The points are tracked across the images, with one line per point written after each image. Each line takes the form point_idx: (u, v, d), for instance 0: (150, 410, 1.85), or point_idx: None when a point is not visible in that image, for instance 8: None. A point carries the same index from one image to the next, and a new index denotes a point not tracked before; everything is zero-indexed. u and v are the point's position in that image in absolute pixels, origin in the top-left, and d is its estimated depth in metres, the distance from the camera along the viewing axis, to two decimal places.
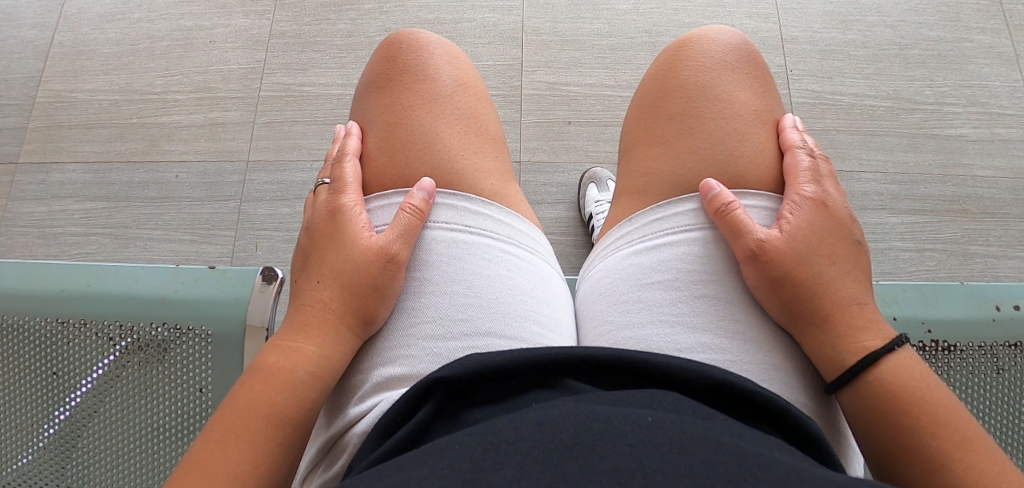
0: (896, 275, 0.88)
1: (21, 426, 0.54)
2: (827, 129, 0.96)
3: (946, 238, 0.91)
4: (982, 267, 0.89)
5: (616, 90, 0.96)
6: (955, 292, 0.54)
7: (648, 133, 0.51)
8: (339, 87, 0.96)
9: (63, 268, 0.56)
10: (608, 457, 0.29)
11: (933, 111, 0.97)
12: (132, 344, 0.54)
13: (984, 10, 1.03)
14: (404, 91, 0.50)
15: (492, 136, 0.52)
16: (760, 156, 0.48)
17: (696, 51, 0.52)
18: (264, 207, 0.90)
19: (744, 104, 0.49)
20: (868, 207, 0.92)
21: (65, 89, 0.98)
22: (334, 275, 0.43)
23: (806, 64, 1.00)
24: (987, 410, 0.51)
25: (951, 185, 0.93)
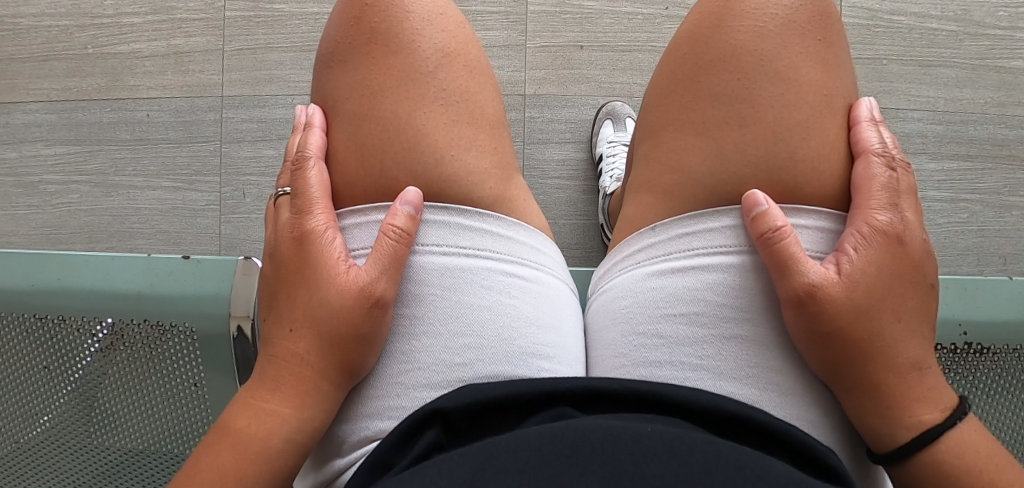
0: None
1: (19, 421, 0.52)
2: (877, 58, 0.84)
3: (986, 189, 0.84)
4: (1017, 219, 0.84)
5: (638, 5, 0.83)
6: (999, 286, 0.49)
7: (683, 117, 0.43)
8: (315, 4, 0.84)
9: (32, 260, 0.53)
10: (608, 465, 0.27)
11: (1004, 36, 0.85)
12: (117, 339, 0.51)
13: None
14: (384, 67, 0.42)
15: (489, 119, 0.44)
16: (826, 160, 0.41)
17: (750, 8, 0.42)
18: (247, 148, 0.84)
19: (808, 87, 0.41)
20: (907, 152, 0.84)
21: (6, 14, 0.88)
22: (309, 319, 0.38)
23: None
24: (1008, 413, 0.49)
25: (1006, 127, 0.84)
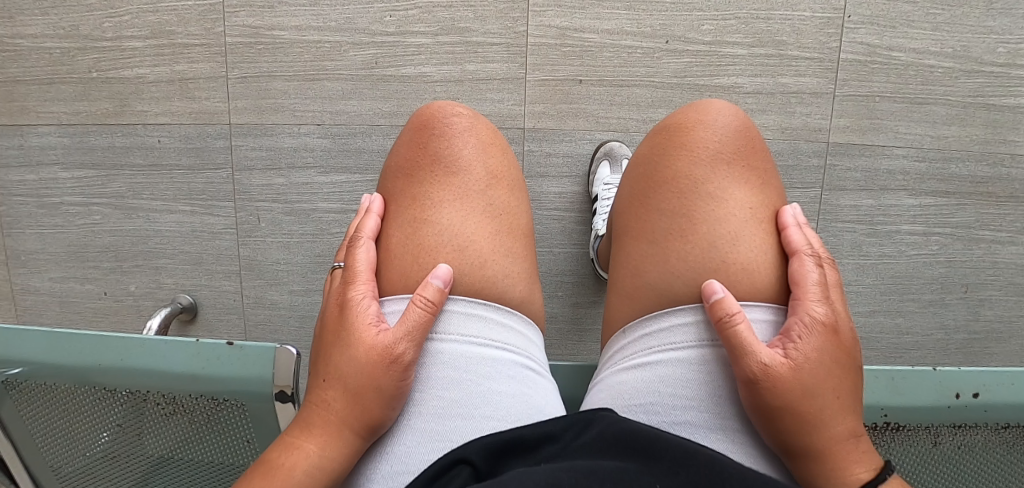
0: (896, 256, 0.97)
1: (106, 464, 0.62)
2: (871, 95, 0.94)
3: (960, 222, 0.97)
4: (984, 251, 0.98)
5: (638, 40, 0.85)
6: (925, 377, 0.56)
7: (643, 224, 0.54)
8: (316, 32, 0.84)
9: (88, 340, 0.57)
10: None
11: (998, 74, 0.95)
12: (178, 407, 0.59)
13: None
14: (431, 185, 0.55)
15: (521, 230, 0.56)
16: (754, 260, 0.50)
17: (698, 138, 0.54)
18: (259, 176, 0.89)
19: (739, 204, 0.52)
20: (890, 187, 0.96)
21: (6, 34, 0.88)
22: (341, 376, 0.45)
23: (868, 7, 0.92)
24: (915, 471, 0.59)
25: (987, 164, 0.96)
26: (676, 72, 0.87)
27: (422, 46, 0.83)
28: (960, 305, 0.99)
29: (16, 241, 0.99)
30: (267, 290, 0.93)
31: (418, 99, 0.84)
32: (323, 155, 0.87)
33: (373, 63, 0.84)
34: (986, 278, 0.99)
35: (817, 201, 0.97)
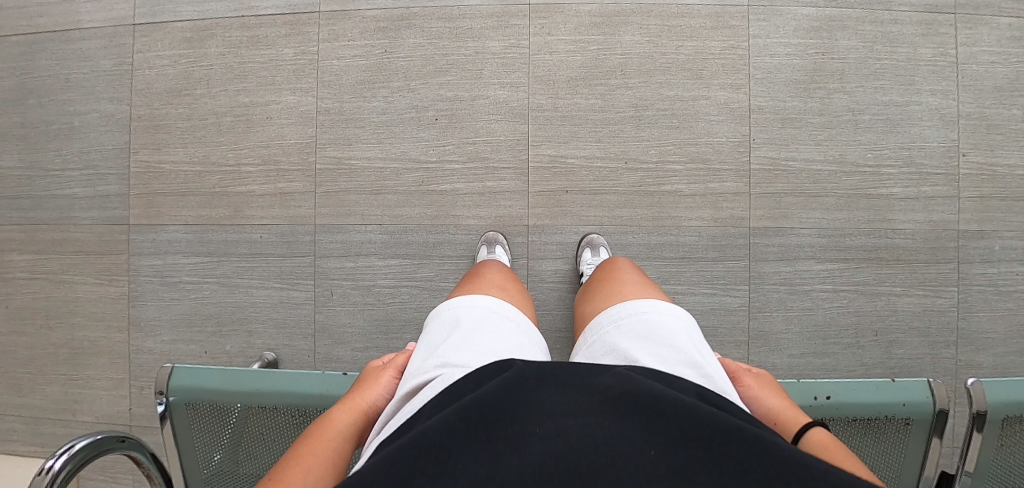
0: (814, 309, 1.28)
1: (247, 462, 0.94)
2: (777, 193, 1.28)
3: (861, 280, 1.28)
4: (885, 302, 1.29)
5: (606, 161, 1.22)
6: (792, 387, 0.90)
7: (589, 292, 0.91)
8: (380, 160, 1.19)
9: (254, 374, 0.92)
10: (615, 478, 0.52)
11: (871, 173, 1.29)
12: (305, 417, 0.93)
13: (938, 73, 1.30)
14: (469, 276, 0.95)
15: (526, 297, 0.92)
16: (650, 290, 0.85)
17: (613, 261, 0.98)
18: (334, 261, 1.21)
19: (635, 276, 0.91)
20: (801, 257, 1.28)
21: (153, 160, 1.24)
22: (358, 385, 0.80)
23: (766, 132, 1.28)
24: None
25: (875, 237, 1.29)
26: (637, 182, 1.23)
27: (456, 172, 1.19)
28: (874, 347, 1.28)
29: (140, 310, 1.27)
30: (333, 348, 1.21)
31: (452, 206, 1.19)
32: (382, 246, 1.20)
33: (423, 179, 1.19)
34: (890, 324, 1.28)
35: (748, 269, 1.28)
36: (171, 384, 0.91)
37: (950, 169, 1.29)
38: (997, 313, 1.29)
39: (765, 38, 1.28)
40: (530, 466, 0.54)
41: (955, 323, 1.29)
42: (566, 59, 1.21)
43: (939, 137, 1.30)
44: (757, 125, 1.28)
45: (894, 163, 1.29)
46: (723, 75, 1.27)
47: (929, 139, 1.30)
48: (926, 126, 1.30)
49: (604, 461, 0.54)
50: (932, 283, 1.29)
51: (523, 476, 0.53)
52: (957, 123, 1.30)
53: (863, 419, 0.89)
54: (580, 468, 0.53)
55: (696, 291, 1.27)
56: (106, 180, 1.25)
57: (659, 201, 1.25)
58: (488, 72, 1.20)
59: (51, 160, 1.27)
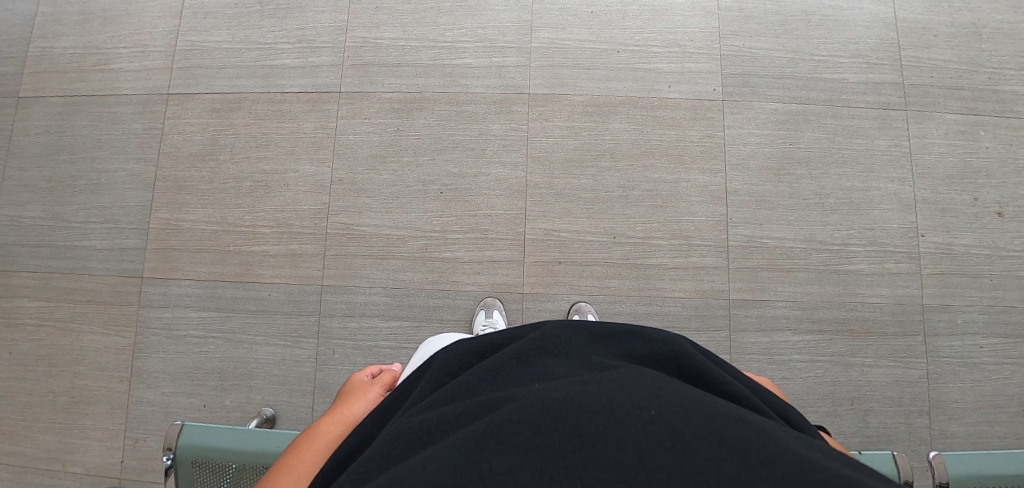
0: (791, 378, 1.36)
1: None
2: (754, 267, 1.39)
3: (834, 351, 1.37)
4: (858, 372, 1.37)
5: (595, 235, 1.34)
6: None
7: None
8: (387, 228, 1.30)
9: (265, 434, 0.90)
10: (613, 453, 0.49)
11: (839, 251, 1.41)
12: None
13: (894, 163, 1.44)
14: None
15: None
16: None
17: None
18: (339, 320, 1.27)
19: None
20: (778, 328, 1.37)
21: (172, 218, 1.32)
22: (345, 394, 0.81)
23: (742, 212, 1.40)
24: None
25: (845, 309, 1.39)
26: (624, 255, 1.34)
27: (457, 242, 1.30)
28: (850, 416, 1.35)
29: (143, 361, 1.28)
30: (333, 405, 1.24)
31: (453, 272, 1.29)
32: (385, 307, 1.27)
33: (428, 247, 1.29)
34: (865, 393, 1.36)
35: (729, 339, 1.36)
36: (181, 441, 0.90)
37: (911, 249, 1.42)
38: (965, 383, 1.37)
39: (739, 128, 1.43)
40: (535, 418, 0.53)
41: (926, 393, 1.36)
42: (559, 142, 1.36)
43: (899, 219, 1.42)
44: (733, 206, 1.40)
45: (860, 242, 1.41)
46: (701, 160, 1.40)
47: (890, 221, 1.42)
48: (887, 209, 1.43)
49: (606, 419, 0.52)
50: (901, 354, 1.38)
51: (530, 428, 0.52)
52: (915, 206, 1.43)
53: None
54: (579, 431, 0.51)
55: None
56: (125, 234, 1.32)
57: (645, 273, 1.35)
58: (489, 152, 1.34)
59: (74, 213, 1.34)
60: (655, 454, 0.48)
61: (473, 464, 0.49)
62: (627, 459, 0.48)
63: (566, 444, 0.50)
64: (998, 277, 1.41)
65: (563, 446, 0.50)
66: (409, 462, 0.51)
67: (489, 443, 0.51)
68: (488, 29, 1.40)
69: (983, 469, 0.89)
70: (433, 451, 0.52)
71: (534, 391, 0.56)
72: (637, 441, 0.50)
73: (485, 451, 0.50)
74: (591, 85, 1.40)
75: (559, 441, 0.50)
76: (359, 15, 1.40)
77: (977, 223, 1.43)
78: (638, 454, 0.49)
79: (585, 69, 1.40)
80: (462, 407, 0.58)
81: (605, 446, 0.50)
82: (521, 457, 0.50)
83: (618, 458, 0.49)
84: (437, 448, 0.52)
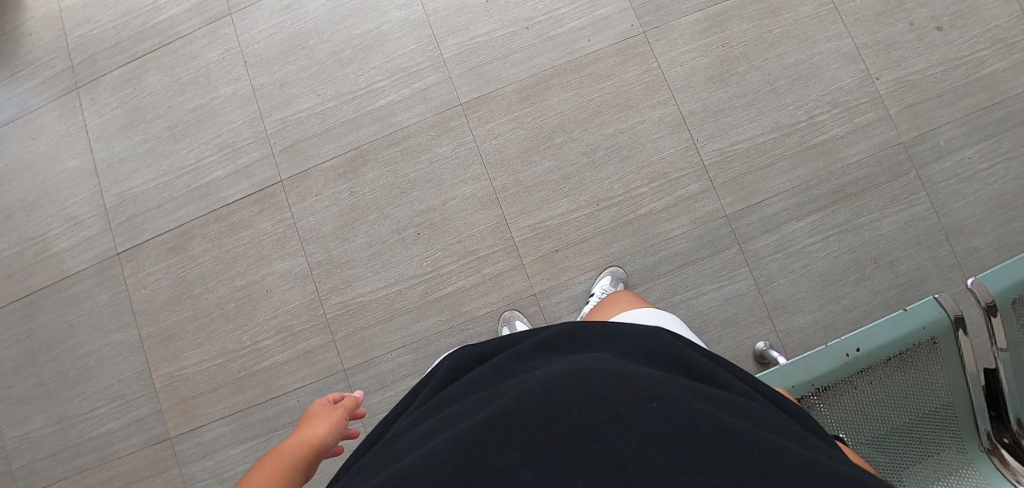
0: (814, 263, 1.36)
1: None
2: (738, 176, 1.38)
3: (842, 221, 1.37)
4: (872, 231, 1.37)
5: (578, 210, 1.32)
6: (821, 354, 0.87)
7: None
8: (382, 288, 1.27)
9: None
10: (616, 451, 0.43)
11: (808, 126, 1.40)
12: None
13: (824, 21, 1.44)
14: None
15: None
16: None
17: None
18: (374, 396, 1.24)
19: None
20: (783, 222, 1.37)
21: (174, 369, 1.28)
22: (300, 436, 0.67)
23: (705, 129, 1.39)
24: (853, 419, 0.87)
25: (836, 178, 1.39)
26: (614, 217, 1.33)
27: (454, 272, 1.28)
28: (881, 274, 1.36)
29: None
30: None
31: (462, 303, 1.27)
32: (412, 365, 1.24)
33: (429, 290, 1.27)
34: (885, 247, 1.36)
35: (743, 252, 1.36)
36: None
37: (872, 95, 1.42)
38: (971, 197, 1.38)
39: (669, 52, 1.42)
40: (536, 410, 0.47)
41: (939, 222, 1.37)
42: (509, 137, 1.34)
43: (850, 73, 1.42)
44: (694, 126, 1.39)
45: (824, 110, 1.41)
46: (647, 98, 1.40)
47: (844, 78, 1.42)
48: (835, 68, 1.42)
49: (608, 415, 0.46)
50: (904, 196, 1.38)
51: (530, 423, 0.46)
52: (860, 55, 1.43)
53: (896, 355, 0.87)
54: (580, 426, 0.45)
55: (705, 290, 1.34)
56: (136, 404, 1.28)
57: (641, 225, 1.34)
58: (447, 176, 1.32)
59: (77, 405, 1.30)
60: (662, 449, 0.43)
61: (468, 459, 0.44)
62: (628, 457, 0.42)
63: (565, 438, 0.44)
64: (962, 86, 1.41)
65: (562, 442, 0.44)
66: (407, 460, 0.46)
67: (488, 439, 0.45)
68: (397, 60, 1.38)
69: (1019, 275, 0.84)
70: (430, 449, 0.46)
71: (534, 385, 0.51)
72: (639, 436, 0.44)
73: (484, 446, 0.45)
74: (515, 70, 1.38)
75: (559, 432, 0.45)
76: (268, 99, 1.37)
77: (922, 45, 1.43)
78: (639, 449, 0.43)
79: (504, 59, 1.38)
80: (467, 406, 0.54)
81: (607, 440, 0.44)
82: (522, 454, 0.44)
83: (618, 456, 0.43)
84: (433, 446, 0.46)
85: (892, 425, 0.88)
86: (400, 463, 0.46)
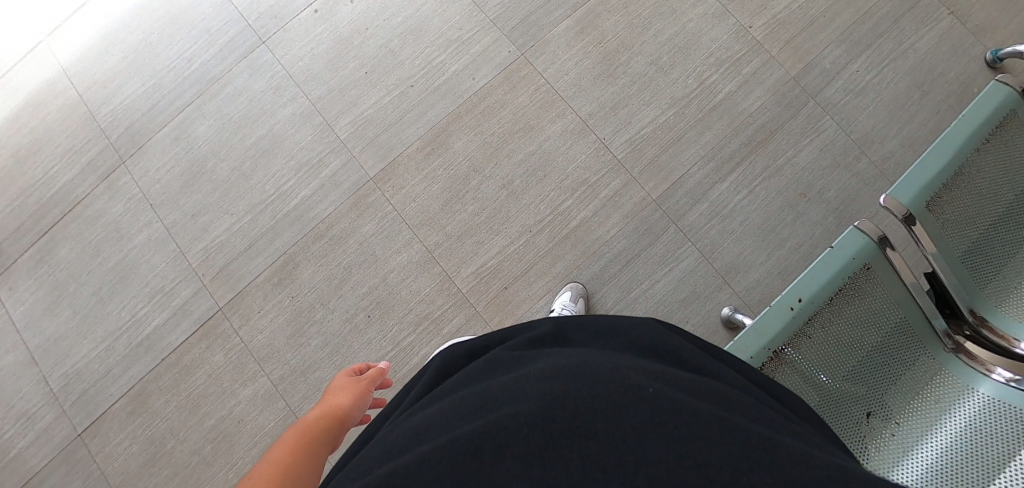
0: (750, 216, 1.39)
1: None
2: (653, 159, 1.42)
3: (762, 169, 1.42)
4: (792, 169, 1.42)
5: (513, 243, 1.36)
6: (764, 317, 0.86)
7: None
8: None
9: None
10: (615, 446, 0.41)
11: (701, 92, 1.46)
12: None
13: None
14: None
15: None
16: None
17: None
18: None
19: None
20: (709, 188, 1.41)
21: None
22: (333, 403, 0.78)
23: (609, 126, 1.44)
24: (817, 368, 0.86)
25: (743, 131, 1.44)
26: (550, 239, 1.36)
27: (416, 340, 1.29)
28: (815, 206, 1.39)
29: None
30: None
31: None
32: None
33: (396, 368, 1.27)
34: (809, 180, 1.41)
35: (681, 230, 1.39)
36: None
37: (749, 45, 1.49)
38: (869, 109, 1.44)
39: (551, 65, 1.48)
40: (531, 407, 0.45)
41: (849, 141, 1.43)
42: (427, 194, 1.38)
43: (724, 31, 1.50)
44: (598, 127, 1.44)
45: (710, 73, 1.47)
46: (544, 115, 1.45)
47: (720, 37, 1.49)
48: (708, 32, 1.50)
49: (607, 413, 0.43)
50: (810, 128, 1.44)
51: (525, 419, 0.44)
52: (726, 12, 1.51)
53: (839, 292, 0.87)
54: (576, 420, 0.43)
55: (658, 279, 1.37)
56: None
57: (577, 237, 1.37)
58: (380, 251, 1.34)
59: None
60: (662, 442, 0.41)
61: (463, 463, 0.41)
62: (625, 453, 0.40)
63: (564, 435, 0.42)
64: (825, 13, 1.50)
65: (558, 436, 0.42)
66: (401, 464, 0.43)
67: (483, 440, 0.42)
68: (300, 154, 1.41)
69: (930, 175, 0.85)
70: (425, 451, 0.44)
71: (527, 386, 0.49)
72: (639, 430, 0.42)
73: (479, 448, 0.42)
74: (414, 128, 1.43)
75: (557, 427, 0.42)
76: (187, 232, 1.37)
77: None
78: (640, 442, 0.41)
79: (399, 121, 1.43)
80: (461, 406, 0.52)
81: (609, 436, 0.41)
82: (520, 452, 0.41)
83: (617, 452, 0.40)
84: (426, 450, 0.44)
85: (859, 360, 0.86)
86: (393, 467, 0.44)
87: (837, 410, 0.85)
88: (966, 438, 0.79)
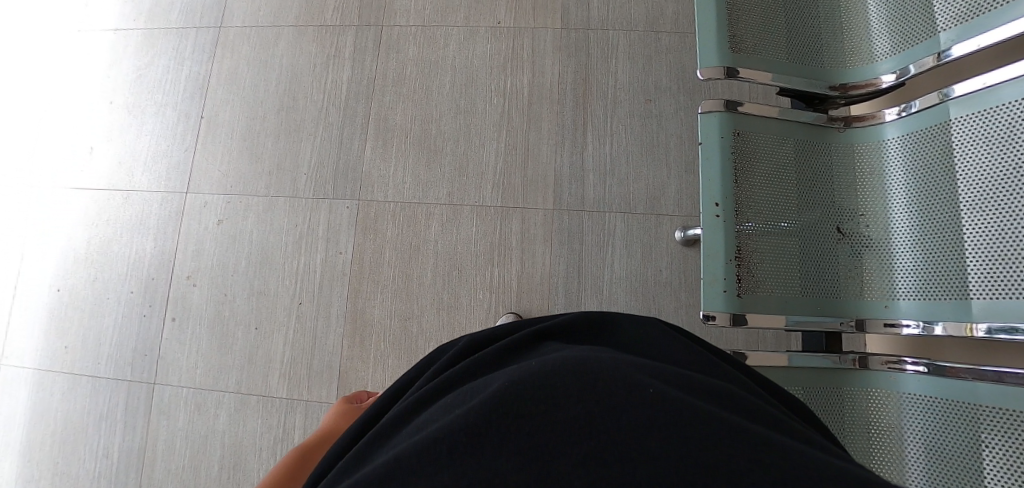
0: (629, 154, 1.43)
1: None
2: (524, 181, 1.45)
3: (604, 112, 1.46)
4: (625, 92, 1.46)
5: None
6: (707, 235, 0.88)
7: None
8: None
9: None
10: (606, 444, 0.51)
11: (510, 101, 1.50)
12: None
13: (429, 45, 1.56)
14: None
15: None
16: None
17: None
18: None
19: None
20: (582, 162, 1.44)
21: None
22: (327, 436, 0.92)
23: (470, 188, 1.46)
24: (771, 231, 0.90)
25: (565, 99, 1.48)
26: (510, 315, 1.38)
27: None
28: (665, 103, 1.44)
29: None
30: None
31: None
32: None
33: None
34: (643, 88, 1.45)
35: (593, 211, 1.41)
36: None
37: (510, 34, 1.53)
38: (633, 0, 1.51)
39: (387, 188, 1.49)
40: (522, 405, 0.55)
41: (643, 35, 1.48)
42: (391, 372, 1.37)
43: (483, 42, 1.54)
44: (463, 197, 1.46)
45: (502, 81, 1.51)
46: (417, 228, 1.45)
47: (484, 50, 1.53)
48: (473, 54, 1.53)
49: (613, 423, 0.52)
50: (608, 51, 1.49)
51: (514, 413, 0.54)
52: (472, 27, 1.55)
53: (736, 166, 0.91)
54: (569, 421, 0.53)
55: (611, 262, 1.38)
56: None
57: (527, 293, 1.38)
58: None
59: None
60: (657, 446, 0.50)
61: (457, 450, 0.53)
62: (620, 449, 0.50)
63: (563, 436, 0.52)
64: None
65: (550, 435, 0.52)
66: (411, 443, 0.56)
67: (478, 423, 0.54)
68: (265, 439, 1.35)
69: (715, 34, 0.92)
70: (429, 438, 0.55)
71: (520, 375, 0.58)
72: (630, 426, 0.51)
73: (477, 443, 0.53)
74: (333, 332, 1.40)
75: (554, 429, 0.52)
76: None
77: None
78: (631, 441, 0.51)
79: (316, 340, 1.40)
80: (456, 396, 0.61)
81: (605, 434, 0.51)
82: (506, 446, 0.52)
83: (615, 448, 0.50)
84: (429, 435, 0.55)
85: (790, 198, 0.92)
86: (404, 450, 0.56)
87: (805, 243, 0.91)
88: (908, 182, 0.88)
